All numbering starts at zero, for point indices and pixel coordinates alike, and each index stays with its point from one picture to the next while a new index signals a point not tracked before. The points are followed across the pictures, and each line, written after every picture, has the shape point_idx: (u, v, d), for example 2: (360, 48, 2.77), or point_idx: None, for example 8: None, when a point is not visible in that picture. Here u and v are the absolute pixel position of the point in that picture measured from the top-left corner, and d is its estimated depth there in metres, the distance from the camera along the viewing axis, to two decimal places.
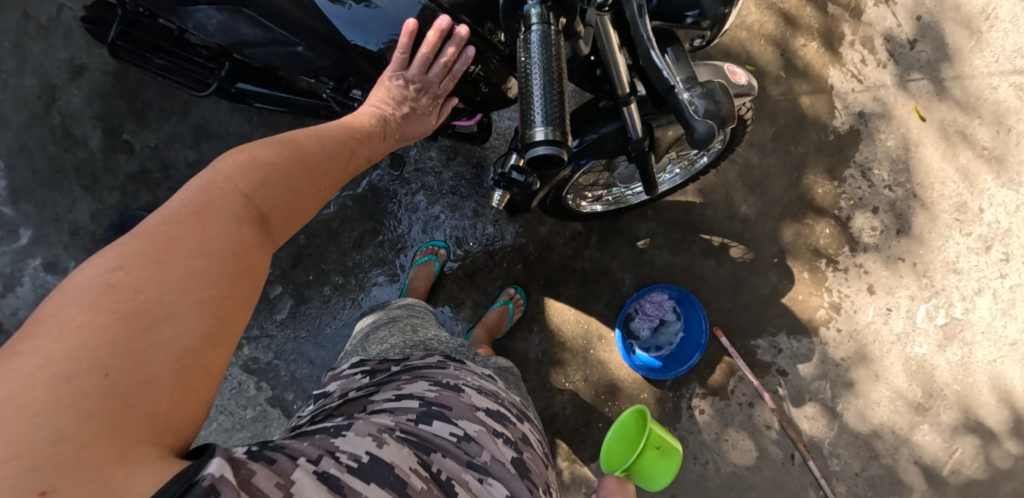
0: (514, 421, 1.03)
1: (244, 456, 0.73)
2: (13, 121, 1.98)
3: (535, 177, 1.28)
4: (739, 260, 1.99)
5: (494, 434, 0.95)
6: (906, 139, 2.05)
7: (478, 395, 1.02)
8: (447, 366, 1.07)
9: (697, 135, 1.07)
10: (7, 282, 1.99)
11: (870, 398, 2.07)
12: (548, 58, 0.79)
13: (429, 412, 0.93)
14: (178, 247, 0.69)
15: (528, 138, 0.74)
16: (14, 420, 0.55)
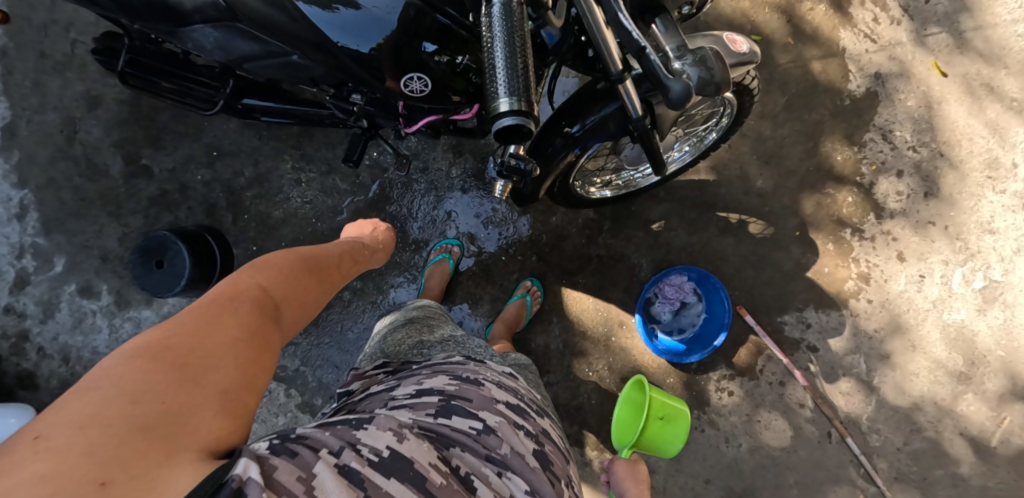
0: (534, 414, 1.02)
1: (266, 452, 0.75)
2: (40, 155, 2.07)
3: (536, 164, 1.10)
4: (759, 236, 1.94)
5: (515, 428, 0.94)
6: (928, 97, 1.96)
7: (497, 387, 1.01)
8: (469, 361, 1.07)
9: (674, 96, 0.96)
10: (47, 309, 2.09)
11: (908, 370, 2.01)
12: (509, 31, 0.83)
13: (448, 407, 0.93)
14: (218, 321, 0.88)
15: (494, 109, 0.79)
16: (90, 428, 0.66)
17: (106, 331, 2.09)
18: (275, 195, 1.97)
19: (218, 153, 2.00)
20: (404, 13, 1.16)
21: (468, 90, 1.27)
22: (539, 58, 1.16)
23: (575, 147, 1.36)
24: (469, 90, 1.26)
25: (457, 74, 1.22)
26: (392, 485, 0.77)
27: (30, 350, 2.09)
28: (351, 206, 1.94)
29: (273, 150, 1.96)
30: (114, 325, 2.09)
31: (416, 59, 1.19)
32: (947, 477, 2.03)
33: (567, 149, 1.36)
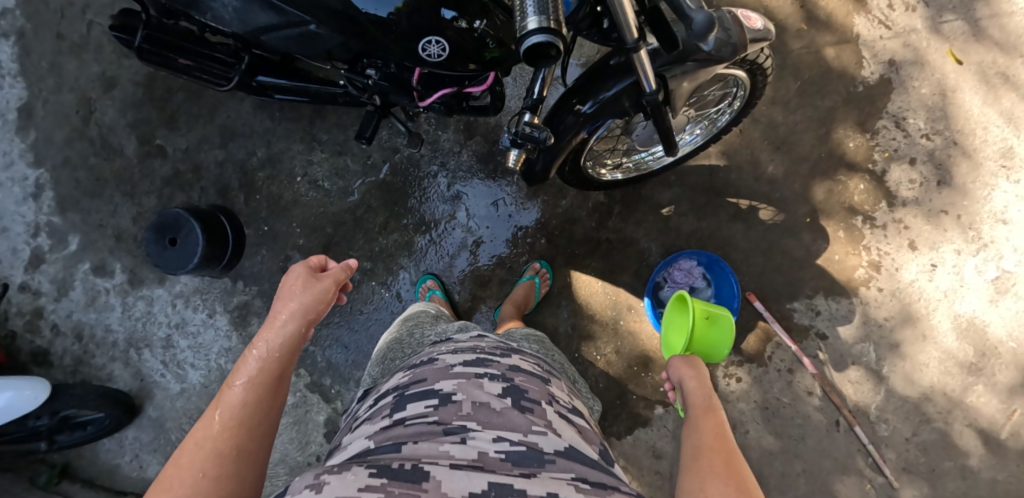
0: (496, 360, 1.22)
1: None
2: (56, 136, 2.10)
3: (549, 132, 1.12)
4: (770, 222, 1.93)
5: (472, 380, 1.14)
6: (942, 85, 1.95)
7: (451, 355, 1.23)
8: (424, 359, 1.25)
9: (696, 28, 1.00)
10: (61, 287, 2.12)
11: (918, 360, 2.01)
12: None
13: (402, 403, 1.12)
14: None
15: (523, 28, 0.90)
16: None
17: (118, 310, 2.11)
18: (287, 175, 1.98)
19: (231, 134, 2.02)
20: None
21: (484, 60, 1.27)
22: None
23: (584, 128, 1.37)
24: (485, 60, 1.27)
25: (473, 40, 1.23)
26: None
27: (44, 327, 2.13)
28: (362, 188, 1.94)
29: (285, 130, 1.97)
30: (127, 303, 2.11)
31: (434, 23, 1.20)
32: (956, 469, 2.02)
33: (576, 130, 1.37)
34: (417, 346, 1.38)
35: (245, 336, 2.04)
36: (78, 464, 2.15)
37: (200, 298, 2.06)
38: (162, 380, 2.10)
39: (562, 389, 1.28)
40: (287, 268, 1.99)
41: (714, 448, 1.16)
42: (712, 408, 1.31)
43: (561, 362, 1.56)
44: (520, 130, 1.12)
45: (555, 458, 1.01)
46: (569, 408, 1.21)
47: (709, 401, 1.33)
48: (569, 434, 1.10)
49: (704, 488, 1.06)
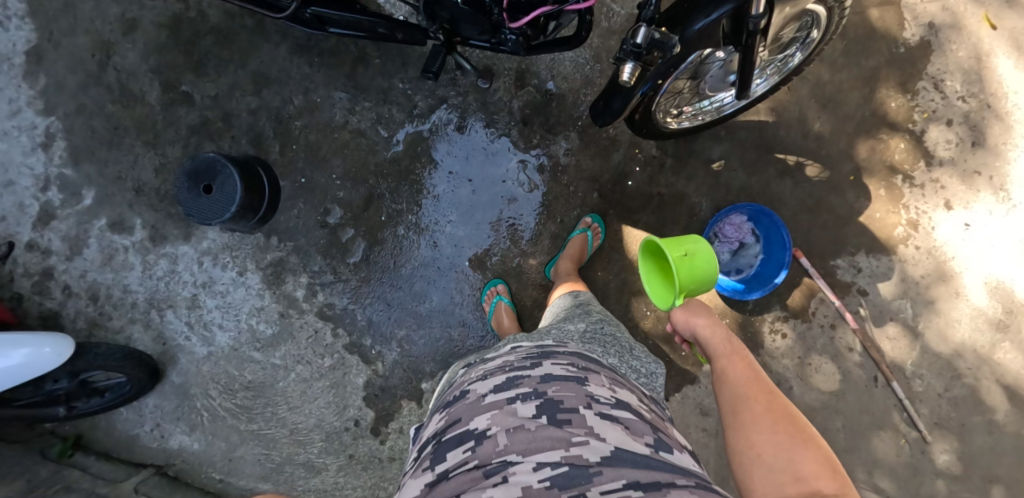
0: (527, 373, 1.13)
1: None
2: (70, 82, 1.95)
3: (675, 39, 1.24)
4: (816, 179, 1.97)
5: (503, 408, 1.06)
6: (977, 49, 1.99)
7: (480, 382, 1.14)
8: (456, 391, 1.18)
9: None
10: (74, 244, 1.97)
11: (951, 316, 2.02)
12: None
13: (440, 450, 1.06)
14: None
15: None
16: None
17: (138, 269, 1.98)
18: (327, 124, 1.89)
19: (265, 81, 1.91)
20: None
21: None
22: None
23: (642, 85, 1.41)
24: None
25: None
26: None
27: (54, 289, 1.98)
28: (408, 136, 1.88)
29: (326, 77, 1.89)
30: (148, 262, 1.98)
31: None
32: (984, 424, 2.03)
33: (634, 88, 1.42)
34: (449, 377, 1.31)
35: (280, 294, 1.93)
36: (92, 435, 2.01)
37: (230, 255, 1.94)
38: (186, 343, 1.97)
39: (603, 381, 1.15)
40: (327, 223, 1.90)
41: (753, 395, 1.29)
42: (736, 351, 1.42)
43: (611, 331, 1.44)
44: (644, 36, 1.23)
45: (602, 469, 0.96)
46: (613, 404, 1.10)
47: (730, 343, 1.45)
48: (615, 435, 1.03)
49: (753, 443, 1.20)
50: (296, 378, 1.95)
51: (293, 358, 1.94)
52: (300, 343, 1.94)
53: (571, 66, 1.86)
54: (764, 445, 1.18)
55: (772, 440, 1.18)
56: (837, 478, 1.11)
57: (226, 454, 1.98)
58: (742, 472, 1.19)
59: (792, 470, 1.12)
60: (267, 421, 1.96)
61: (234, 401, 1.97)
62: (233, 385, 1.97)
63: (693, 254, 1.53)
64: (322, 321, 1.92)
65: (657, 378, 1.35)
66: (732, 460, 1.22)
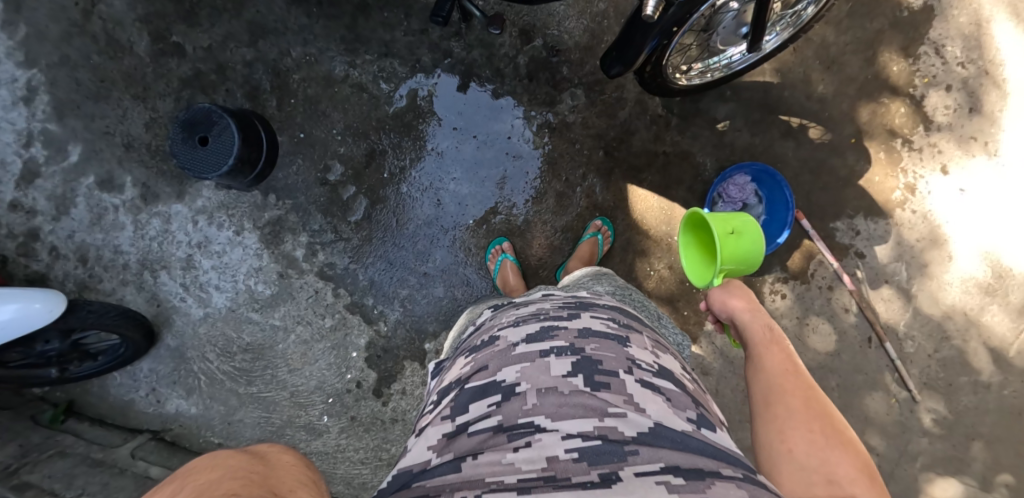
0: (563, 326, 1.11)
1: None
2: (51, 31, 1.84)
3: None
4: (818, 141, 1.98)
5: (536, 362, 1.04)
6: (978, 14, 2.00)
7: (511, 330, 1.13)
8: (485, 333, 1.18)
9: None
10: (60, 203, 1.88)
11: (942, 279, 2.05)
12: None
13: (464, 397, 1.04)
14: None
15: None
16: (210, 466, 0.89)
17: (130, 229, 1.90)
18: (326, 78, 1.85)
19: (261, 32, 1.85)
20: None
21: None
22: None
23: (652, 38, 1.39)
24: None
25: None
26: None
27: (40, 250, 1.89)
28: (411, 92, 1.86)
29: (325, 29, 1.83)
30: (139, 222, 1.90)
31: None
32: (970, 385, 2.07)
33: (644, 40, 1.40)
34: (475, 325, 1.31)
35: (278, 254, 1.89)
36: (86, 400, 1.97)
37: (226, 214, 1.89)
38: (182, 305, 1.93)
39: (645, 344, 1.13)
40: (326, 181, 1.87)
41: (789, 389, 1.24)
42: (776, 340, 1.35)
43: (640, 297, 1.44)
44: None
45: (638, 448, 0.92)
46: (655, 372, 1.07)
47: (769, 332, 1.37)
48: (655, 408, 1.00)
49: (785, 438, 1.16)
50: (295, 340, 1.92)
51: (293, 318, 1.91)
52: (300, 303, 1.91)
53: (578, 21, 1.83)
54: (797, 441, 1.15)
55: (808, 437, 1.15)
56: (873, 484, 1.08)
57: (224, 418, 1.94)
58: (769, 466, 1.15)
59: (826, 471, 1.09)
60: (267, 383, 1.93)
61: (232, 363, 1.94)
62: (230, 348, 1.93)
63: (739, 231, 1.54)
64: (322, 281, 1.90)
65: (683, 349, 1.39)
66: (759, 454, 1.18)
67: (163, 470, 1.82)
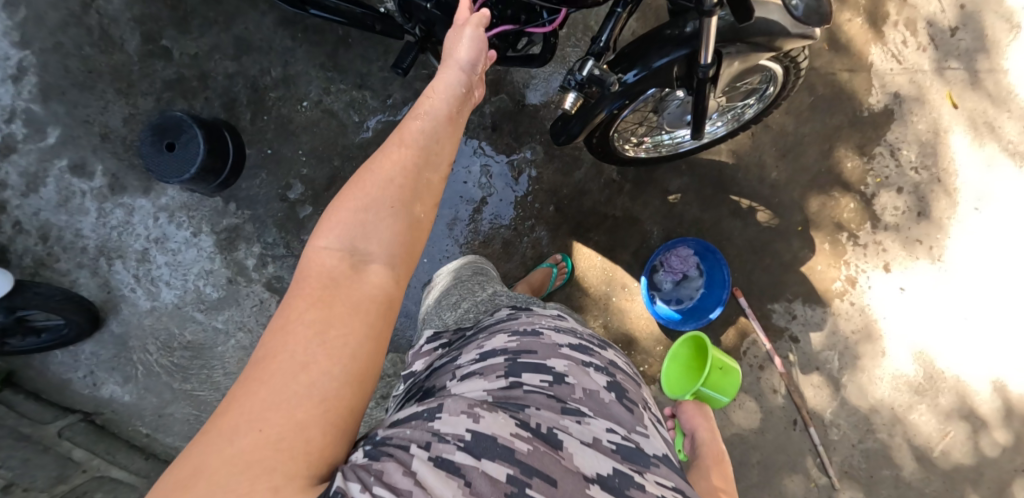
0: (598, 350, 1.12)
1: (366, 459, 0.81)
2: (46, 17, 1.89)
3: (615, 78, 1.23)
4: (765, 224, 2.05)
5: (581, 366, 1.04)
6: (936, 124, 2.08)
7: (554, 331, 1.11)
8: (518, 315, 1.16)
9: None
10: (31, 181, 1.93)
11: (873, 373, 2.10)
12: None
13: (514, 366, 1.00)
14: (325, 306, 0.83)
15: None
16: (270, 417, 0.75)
17: (93, 215, 1.96)
18: (301, 100, 1.95)
19: (246, 48, 1.94)
20: None
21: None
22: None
23: (609, 104, 1.37)
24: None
25: None
26: (486, 464, 0.82)
27: (4, 222, 1.94)
28: (376, 125, 1.97)
29: (307, 53, 1.94)
30: (103, 210, 1.96)
31: None
32: (891, 479, 2.11)
33: (598, 107, 1.38)
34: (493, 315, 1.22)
35: (230, 260, 1.97)
36: (26, 374, 1.99)
37: (187, 214, 1.96)
38: (131, 295, 1.98)
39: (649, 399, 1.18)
40: (286, 197, 1.96)
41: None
42: (721, 461, 1.52)
43: None
44: (586, 74, 1.23)
45: (659, 463, 0.95)
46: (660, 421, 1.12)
47: (717, 453, 1.54)
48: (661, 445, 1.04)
49: None
50: (235, 344, 2.00)
51: (235, 324, 1.99)
52: (244, 310, 1.98)
53: (547, 80, 1.92)
54: None
55: None
56: None
57: (155, 410, 2.02)
58: None
59: None
60: (201, 383, 2.00)
61: (171, 359, 2.00)
62: (171, 343, 2.00)
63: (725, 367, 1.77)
64: (268, 292, 1.98)
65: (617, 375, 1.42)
66: None
67: (85, 453, 1.91)
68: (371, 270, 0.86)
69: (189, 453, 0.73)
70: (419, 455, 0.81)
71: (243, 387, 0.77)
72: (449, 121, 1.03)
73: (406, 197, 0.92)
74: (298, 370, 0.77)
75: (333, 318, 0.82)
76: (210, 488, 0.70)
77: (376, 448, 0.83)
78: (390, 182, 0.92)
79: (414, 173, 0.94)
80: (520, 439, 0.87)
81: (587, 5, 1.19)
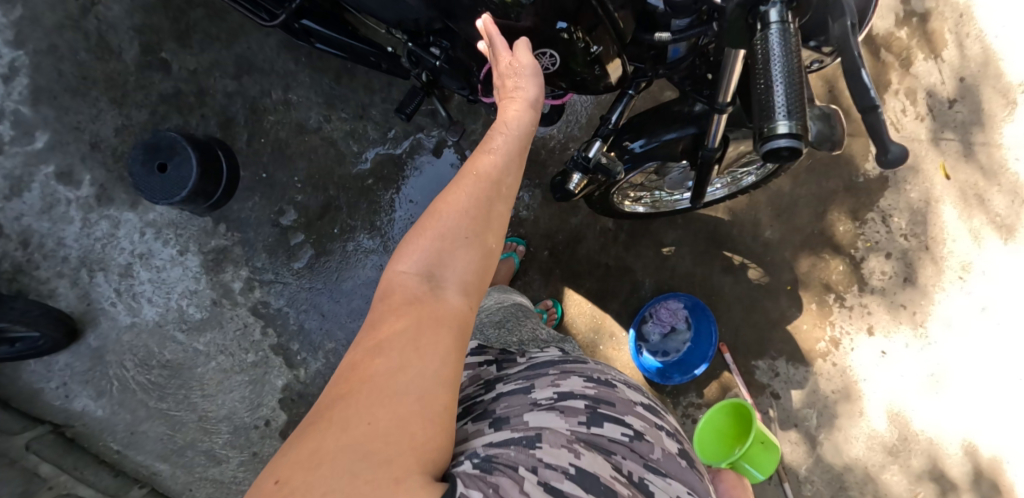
0: (663, 412, 1.14)
1: (479, 469, 0.84)
2: (44, 19, 1.85)
3: (620, 166, 1.28)
4: (755, 281, 2.09)
5: (657, 429, 1.05)
6: (928, 193, 2.10)
7: (627, 386, 1.11)
8: (585, 360, 1.16)
9: (893, 158, 0.90)
10: (14, 184, 1.88)
11: (849, 433, 2.09)
12: (786, 52, 0.82)
13: (597, 414, 1.00)
14: (413, 323, 0.87)
15: (772, 129, 0.80)
16: (369, 406, 0.79)
17: (77, 224, 1.90)
18: (299, 125, 1.94)
19: (247, 68, 1.92)
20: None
21: (576, 77, 1.15)
22: (653, 66, 1.20)
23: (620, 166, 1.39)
24: (578, 78, 1.15)
25: (583, 60, 1.11)
26: None
27: None
28: (376, 157, 1.96)
29: (310, 78, 1.93)
30: (88, 220, 1.91)
31: (547, 37, 1.06)
32: None
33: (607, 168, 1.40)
34: (541, 348, 1.21)
35: (216, 282, 1.94)
36: None
37: (174, 232, 1.92)
38: (111, 309, 1.93)
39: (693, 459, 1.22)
40: (278, 223, 1.94)
41: None
42: None
43: None
44: (595, 159, 1.27)
45: None
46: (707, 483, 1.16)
47: None
48: None
49: None
50: (215, 366, 1.95)
51: (216, 347, 1.95)
52: (227, 333, 1.95)
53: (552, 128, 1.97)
54: None
55: None
56: None
57: (128, 426, 1.95)
58: None
59: None
60: (177, 403, 1.96)
61: (147, 376, 1.95)
62: (149, 361, 1.95)
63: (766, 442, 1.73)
64: (253, 317, 1.95)
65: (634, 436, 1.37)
66: None
67: (54, 469, 1.83)
68: (448, 293, 0.92)
69: (296, 447, 0.77)
70: (529, 478, 0.85)
71: (341, 390, 0.81)
72: (519, 152, 1.05)
73: (483, 219, 0.97)
74: (396, 372, 0.82)
75: (423, 326, 0.87)
76: (328, 475, 0.73)
77: (484, 461, 0.87)
78: (464, 213, 0.96)
79: (487, 200, 0.98)
80: (620, 483, 0.90)
81: (599, 90, 1.20)
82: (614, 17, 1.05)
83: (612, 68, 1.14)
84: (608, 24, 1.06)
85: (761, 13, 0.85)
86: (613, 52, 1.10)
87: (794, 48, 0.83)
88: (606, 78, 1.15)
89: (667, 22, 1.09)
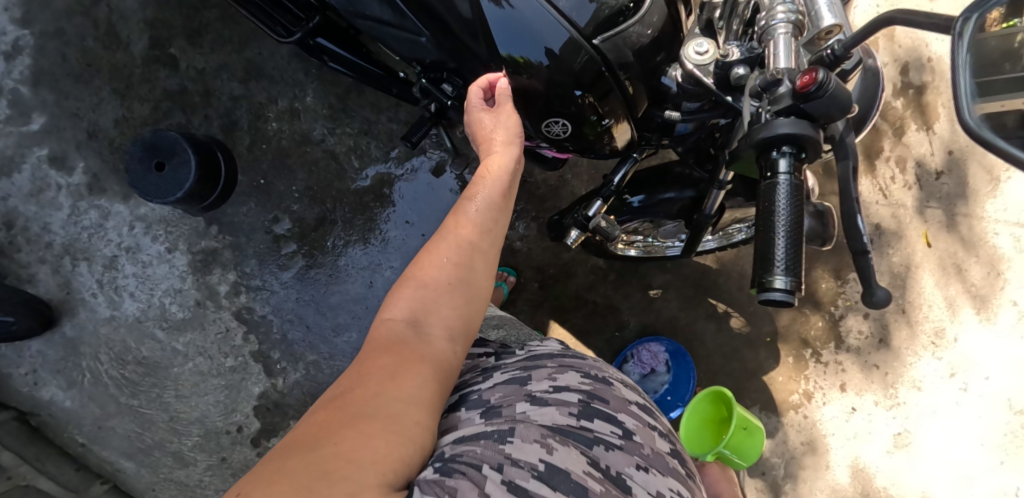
0: (658, 414, 1.13)
1: (438, 474, 0.80)
2: (54, 3, 1.84)
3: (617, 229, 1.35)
4: (737, 330, 2.13)
5: (647, 428, 1.03)
6: (909, 259, 2.17)
7: (622, 385, 1.11)
8: (584, 357, 1.16)
9: (874, 299, 1.08)
10: (5, 164, 1.85)
11: (814, 485, 2.13)
12: (792, 200, 0.93)
13: (588, 409, 0.99)
14: (392, 360, 0.89)
15: (769, 282, 0.90)
16: (340, 429, 0.78)
17: (65, 211, 1.88)
18: (303, 136, 1.94)
19: (256, 73, 1.91)
20: (569, 65, 1.08)
21: (586, 146, 1.22)
22: (659, 136, 1.26)
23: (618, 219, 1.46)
24: (587, 147, 1.22)
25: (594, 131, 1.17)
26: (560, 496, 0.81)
27: None
28: (376, 175, 1.96)
29: (318, 90, 1.93)
30: (77, 208, 1.88)
31: (561, 104, 1.13)
32: None
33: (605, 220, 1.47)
34: (541, 343, 1.23)
35: (202, 283, 1.92)
36: None
37: (165, 229, 1.90)
38: (91, 300, 1.90)
39: None
40: (272, 230, 1.94)
41: None
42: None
43: None
44: (593, 219, 1.31)
45: None
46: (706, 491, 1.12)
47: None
48: None
49: None
50: (192, 368, 1.93)
51: (195, 348, 1.93)
52: (208, 336, 1.93)
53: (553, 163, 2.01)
54: None
55: None
56: None
57: (96, 421, 1.92)
58: None
59: None
60: (150, 401, 1.93)
61: (121, 372, 1.92)
62: (125, 356, 1.92)
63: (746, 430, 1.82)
64: (237, 322, 1.94)
65: None
66: None
67: (14, 458, 1.79)
68: (430, 333, 0.95)
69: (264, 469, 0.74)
70: (492, 477, 0.81)
71: (317, 421, 0.80)
72: (501, 199, 1.12)
73: (466, 266, 1.03)
74: (371, 398, 0.82)
75: (400, 362, 0.89)
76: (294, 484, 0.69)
77: (445, 465, 0.83)
78: (447, 259, 1.02)
79: (469, 252, 1.04)
80: (592, 479, 0.87)
81: (604, 153, 1.25)
82: (625, 86, 1.12)
83: (619, 137, 1.20)
84: (619, 94, 1.12)
85: (773, 160, 0.96)
86: (622, 124, 1.17)
87: (799, 198, 0.94)
88: (612, 147, 1.22)
89: (677, 101, 1.17)
